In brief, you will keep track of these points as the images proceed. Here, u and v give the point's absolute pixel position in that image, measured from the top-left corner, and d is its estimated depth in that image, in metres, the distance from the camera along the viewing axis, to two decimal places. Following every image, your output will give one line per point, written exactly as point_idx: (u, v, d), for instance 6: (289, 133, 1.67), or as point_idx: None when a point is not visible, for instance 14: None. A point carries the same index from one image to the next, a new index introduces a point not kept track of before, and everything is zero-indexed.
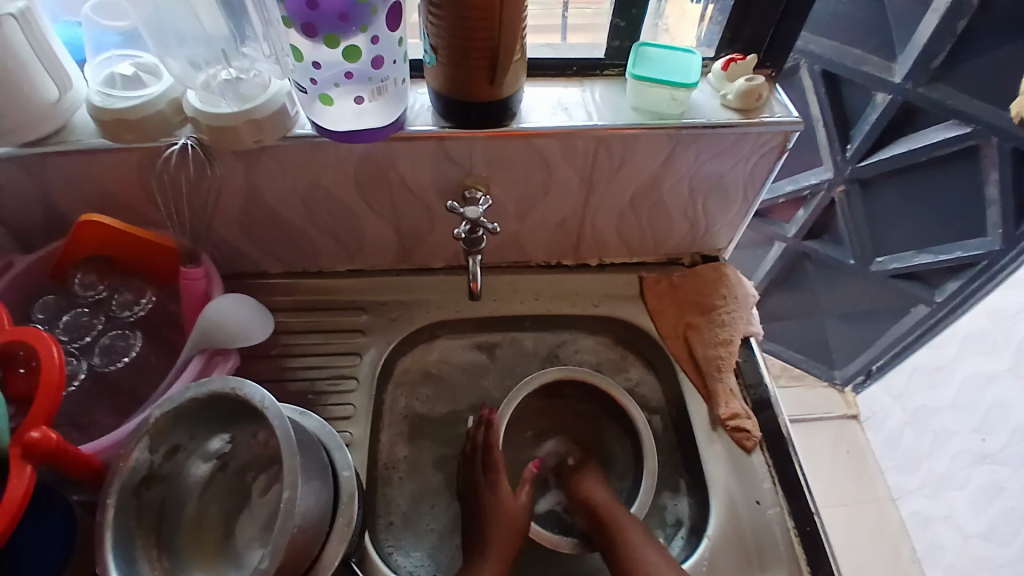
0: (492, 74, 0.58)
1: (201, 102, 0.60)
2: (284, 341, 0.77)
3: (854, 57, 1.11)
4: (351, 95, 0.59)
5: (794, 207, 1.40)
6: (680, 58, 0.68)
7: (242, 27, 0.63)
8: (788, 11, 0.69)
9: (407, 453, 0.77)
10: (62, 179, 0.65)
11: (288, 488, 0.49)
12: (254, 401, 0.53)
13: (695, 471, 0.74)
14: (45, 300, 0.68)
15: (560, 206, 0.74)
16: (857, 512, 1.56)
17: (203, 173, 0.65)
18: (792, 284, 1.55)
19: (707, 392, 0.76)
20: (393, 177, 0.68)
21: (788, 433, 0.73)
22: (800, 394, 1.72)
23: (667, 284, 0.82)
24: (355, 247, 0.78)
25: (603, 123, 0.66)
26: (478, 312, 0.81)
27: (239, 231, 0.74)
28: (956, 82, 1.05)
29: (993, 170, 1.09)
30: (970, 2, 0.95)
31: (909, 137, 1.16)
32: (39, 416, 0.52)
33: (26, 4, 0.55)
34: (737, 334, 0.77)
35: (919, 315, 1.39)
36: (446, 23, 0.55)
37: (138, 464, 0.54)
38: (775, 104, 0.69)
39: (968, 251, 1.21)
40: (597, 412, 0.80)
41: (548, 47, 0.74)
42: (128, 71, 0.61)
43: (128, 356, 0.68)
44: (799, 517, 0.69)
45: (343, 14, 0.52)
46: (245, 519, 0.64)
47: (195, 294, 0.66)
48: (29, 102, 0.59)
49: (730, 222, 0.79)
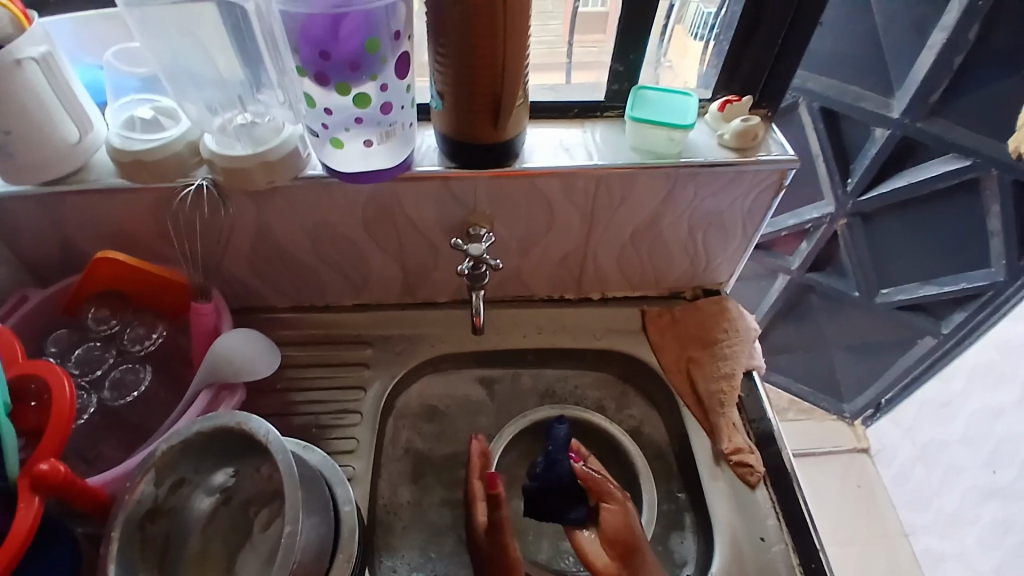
0: (495, 117, 0.61)
1: (217, 145, 0.63)
2: (289, 375, 0.78)
3: (852, 94, 1.14)
4: (361, 137, 0.61)
5: (796, 240, 1.41)
6: (678, 100, 0.70)
7: (259, 76, 0.64)
8: (781, 55, 0.71)
9: (410, 494, 0.77)
10: (81, 216, 0.68)
11: (289, 522, 0.49)
12: (259, 435, 0.54)
13: (700, 508, 0.74)
14: (59, 334, 0.70)
15: (562, 242, 0.76)
16: (868, 548, 1.53)
17: (217, 214, 0.68)
18: (796, 316, 1.56)
19: (709, 426, 0.76)
20: (399, 215, 0.70)
21: (793, 467, 0.73)
22: (808, 428, 1.71)
23: (668, 318, 0.83)
24: (360, 282, 0.80)
25: (603, 163, 0.68)
26: (481, 346, 0.82)
27: (249, 267, 0.76)
28: (955, 115, 1.07)
29: (994, 203, 1.11)
30: (966, 37, 0.98)
31: (908, 171, 1.18)
32: (48, 449, 0.53)
33: (47, 49, 0.58)
34: (739, 367, 0.78)
35: (926, 347, 1.39)
36: (451, 69, 0.58)
37: (143, 497, 0.54)
38: (772, 143, 0.71)
39: (972, 282, 1.21)
40: (601, 454, 0.81)
41: (550, 90, 0.77)
42: (147, 114, 0.64)
43: (137, 391, 0.69)
44: (804, 554, 0.68)
45: (354, 64, 0.55)
46: (248, 554, 0.63)
47: (204, 329, 0.68)
48: (52, 144, 0.62)
49: (730, 258, 0.81)
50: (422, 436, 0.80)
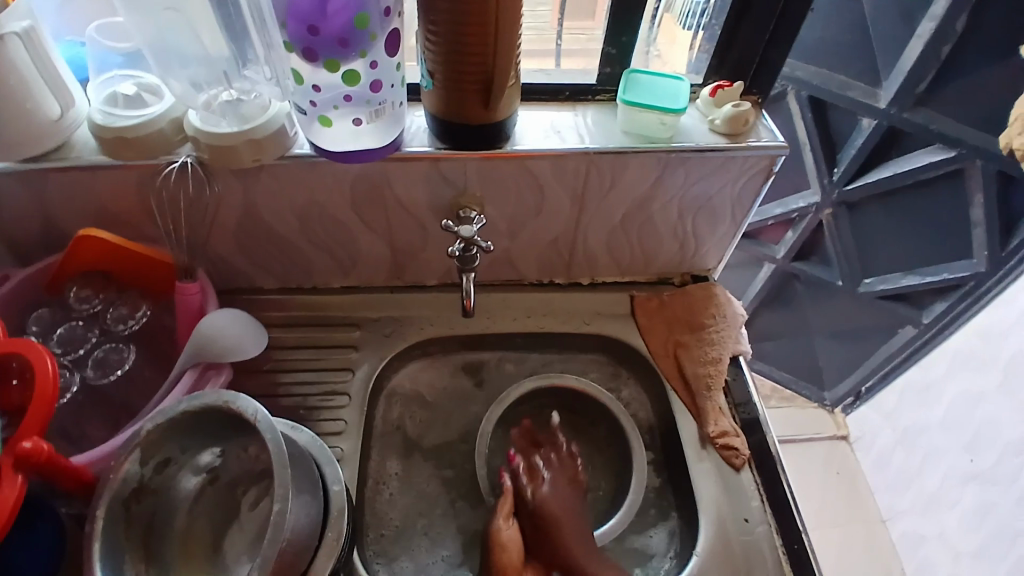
0: (486, 99, 0.60)
1: (201, 121, 0.62)
2: (276, 357, 0.78)
3: (839, 83, 1.14)
4: (350, 116, 0.61)
5: (783, 228, 1.42)
6: (669, 84, 0.70)
7: (245, 51, 0.64)
8: (773, 41, 0.71)
9: (399, 469, 0.78)
10: (62, 193, 0.66)
11: (278, 500, 0.49)
12: (247, 414, 0.53)
13: (685, 490, 0.75)
14: (40, 313, 0.68)
15: (552, 225, 0.76)
16: (847, 532, 1.57)
17: (202, 191, 0.67)
18: (782, 305, 1.57)
19: (696, 409, 0.77)
20: (389, 196, 0.70)
21: (777, 452, 0.74)
22: (791, 415, 1.73)
23: (657, 302, 0.83)
24: (349, 264, 0.79)
25: (595, 146, 0.68)
26: (470, 329, 0.82)
27: (236, 247, 0.75)
28: (940, 107, 1.08)
29: (978, 194, 1.12)
30: (953, 29, 0.99)
31: (895, 161, 1.19)
32: (30, 428, 0.52)
33: (30, 24, 0.57)
34: (726, 352, 0.78)
35: (906, 337, 1.42)
36: (442, 49, 0.57)
37: (128, 476, 0.54)
38: (763, 129, 0.71)
39: (953, 273, 1.24)
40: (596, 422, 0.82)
41: (540, 72, 0.76)
42: (130, 91, 0.62)
43: (122, 368, 0.68)
44: (787, 535, 0.69)
45: (343, 40, 0.54)
46: (235, 532, 0.64)
47: (190, 309, 0.67)
48: (34, 120, 0.60)
49: (718, 243, 0.81)
50: (414, 421, 0.81)
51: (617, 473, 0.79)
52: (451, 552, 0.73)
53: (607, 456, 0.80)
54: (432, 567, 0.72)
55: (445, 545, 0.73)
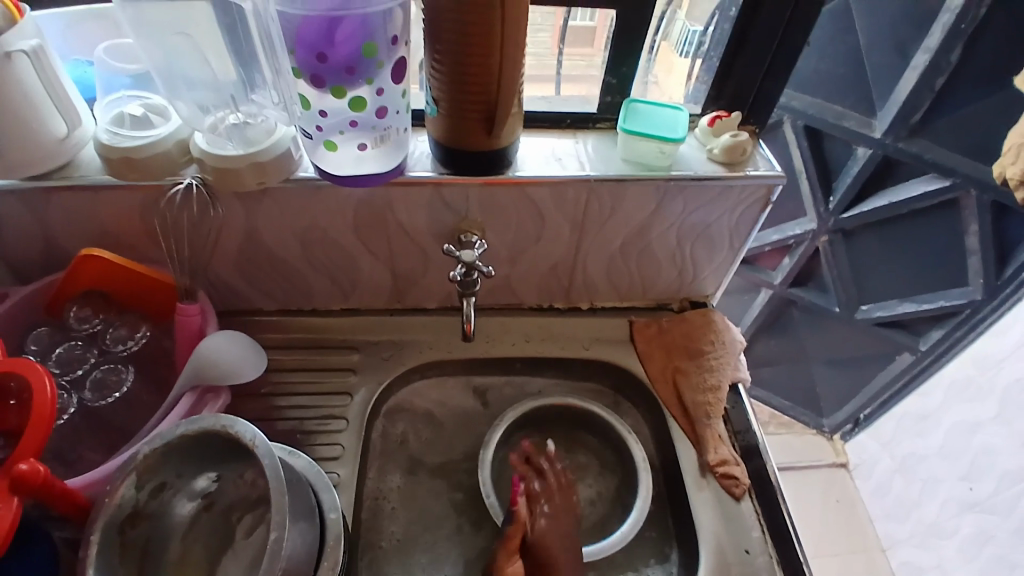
0: (489, 126, 0.61)
1: (207, 144, 0.62)
2: (274, 379, 0.77)
3: (834, 113, 1.17)
4: (355, 141, 0.62)
5: (780, 255, 1.43)
6: (668, 114, 0.71)
7: (253, 76, 0.65)
8: (770, 72, 0.73)
9: (401, 483, 0.77)
10: (64, 212, 0.66)
11: (276, 528, 0.48)
12: (245, 439, 0.53)
13: (685, 519, 0.74)
14: (39, 332, 0.68)
15: (552, 250, 0.76)
16: (848, 561, 1.54)
17: (206, 213, 0.67)
18: (780, 331, 1.57)
19: (696, 437, 0.76)
20: (391, 220, 0.70)
21: (777, 480, 0.74)
22: (789, 442, 1.72)
23: (656, 328, 0.84)
24: (348, 287, 0.79)
25: (595, 173, 0.69)
26: (470, 353, 0.82)
27: (237, 270, 0.75)
28: (932, 136, 1.10)
29: (973, 222, 1.13)
30: (946, 61, 1.01)
31: (889, 191, 1.20)
32: (26, 450, 0.51)
33: (38, 43, 0.57)
34: (725, 379, 0.78)
35: (904, 364, 1.43)
36: (446, 77, 0.58)
37: (123, 501, 0.53)
38: (760, 159, 0.73)
39: (949, 301, 1.24)
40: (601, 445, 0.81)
41: (543, 100, 0.78)
42: (137, 112, 0.63)
43: (119, 391, 0.68)
44: (788, 566, 0.69)
45: (350, 69, 0.55)
46: (229, 561, 0.62)
47: (190, 331, 0.67)
48: (40, 140, 0.61)
49: (717, 270, 0.82)
50: (420, 439, 0.80)
51: (619, 494, 0.78)
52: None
53: (610, 478, 0.79)
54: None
55: (442, 570, 0.71)
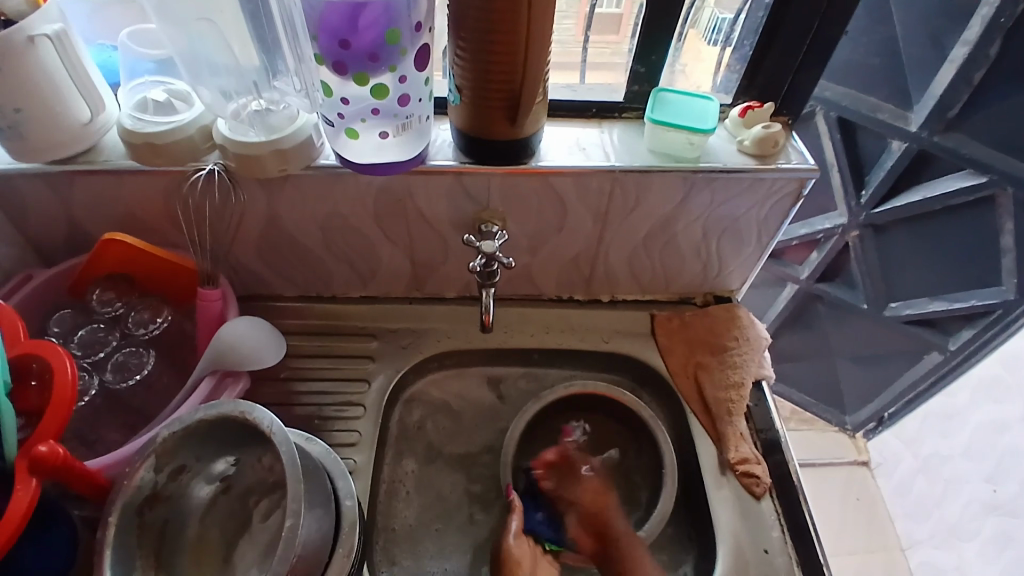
0: (512, 115, 0.60)
1: (229, 130, 0.62)
2: (293, 365, 0.78)
3: (868, 105, 1.12)
4: (377, 129, 0.61)
5: (807, 249, 1.40)
6: (697, 104, 0.69)
7: (275, 63, 0.64)
8: (804, 61, 0.70)
9: (417, 469, 0.78)
10: (89, 197, 0.67)
11: (290, 516, 0.48)
12: (262, 425, 0.53)
13: (702, 517, 0.73)
14: (62, 314, 0.69)
15: (574, 241, 0.75)
16: (866, 558, 1.51)
17: (228, 199, 0.67)
18: (803, 327, 1.54)
19: (716, 434, 0.75)
20: (411, 208, 0.70)
21: (798, 479, 0.72)
22: (811, 438, 1.69)
23: (678, 322, 0.82)
24: (368, 274, 0.79)
25: (620, 164, 0.67)
26: (488, 343, 0.81)
27: (257, 254, 0.75)
28: (971, 131, 1.05)
29: (1009, 220, 1.09)
30: (986, 54, 0.96)
31: (924, 185, 1.16)
32: (47, 432, 0.52)
33: (62, 27, 0.57)
34: (748, 376, 0.77)
35: (932, 363, 1.39)
36: (470, 65, 0.57)
37: (142, 484, 0.54)
38: (792, 151, 0.70)
39: (982, 300, 1.21)
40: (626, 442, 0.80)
41: (567, 88, 0.76)
42: (160, 97, 0.63)
43: (140, 374, 0.68)
44: (808, 568, 0.67)
45: (373, 55, 0.54)
46: (245, 544, 0.62)
47: (210, 315, 0.67)
48: (64, 123, 0.61)
49: (742, 265, 0.80)
50: (438, 429, 0.81)
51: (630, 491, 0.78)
52: (457, 566, 0.72)
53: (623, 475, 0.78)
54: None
55: (451, 557, 0.73)
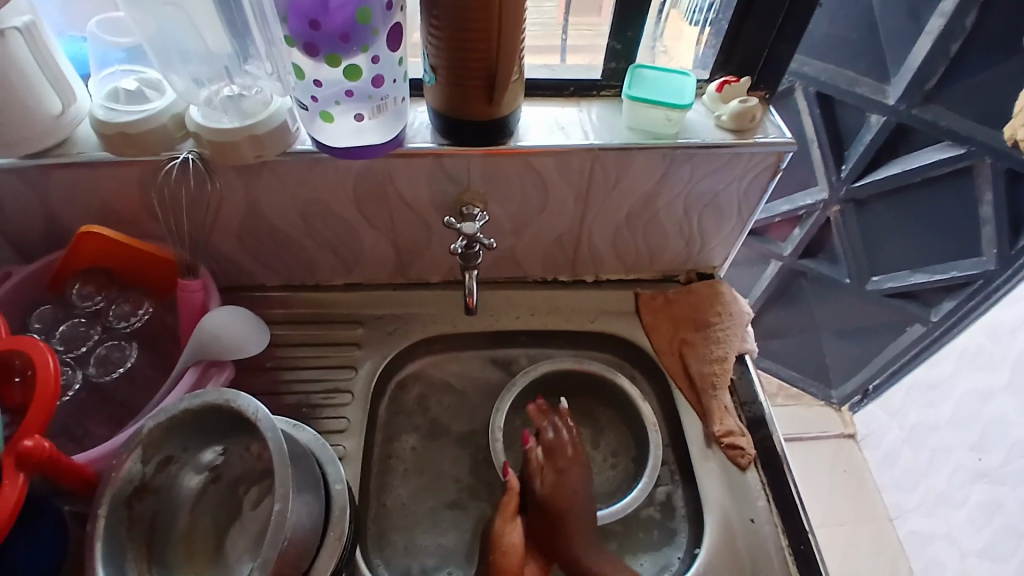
0: (489, 94, 0.60)
1: (203, 118, 0.61)
2: (279, 354, 0.78)
3: (847, 79, 1.13)
4: (352, 112, 0.60)
5: (789, 225, 1.41)
6: (675, 80, 0.69)
7: (246, 46, 0.63)
8: (780, 35, 0.70)
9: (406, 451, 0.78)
10: (63, 190, 0.66)
11: (278, 500, 0.49)
12: (247, 412, 0.53)
13: (689, 491, 0.74)
14: (43, 310, 0.68)
15: (557, 222, 0.75)
16: (854, 530, 1.56)
17: (204, 188, 0.66)
18: (788, 302, 1.56)
19: (701, 409, 0.76)
20: (392, 193, 0.69)
21: (782, 450, 0.74)
22: (796, 413, 1.72)
23: (662, 300, 0.82)
24: (351, 261, 0.79)
25: (599, 142, 0.67)
26: (474, 326, 0.82)
27: (237, 243, 0.74)
28: (948, 102, 1.06)
29: (988, 191, 1.11)
30: (963, 25, 0.97)
31: (903, 158, 1.17)
32: (30, 427, 0.51)
33: (30, 19, 0.56)
34: (732, 351, 0.77)
35: (914, 335, 1.41)
36: (445, 44, 0.56)
37: (130, 475, 0.54)
38: (770, 125, 0.70)
39: (962, 271, 1.22)
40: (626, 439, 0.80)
41: (546, 68, 0.76)
42: (131, 86, 0.62)
43: (124, 366, 0.68)
44: (793, 535, 0.69)
45: (345, 35, 0.53)
46: (237, 531, 0.64)
47: (192, 306, 0.67)
48: (36, 116, 0.60)
49: (724, 241, 0.80)
50: (436, 409, 0.81)
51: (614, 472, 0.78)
52: (443, 538, 0.73)
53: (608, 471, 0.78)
54: (418, 549, 0.72)
55: (447, 535, 0.73)
